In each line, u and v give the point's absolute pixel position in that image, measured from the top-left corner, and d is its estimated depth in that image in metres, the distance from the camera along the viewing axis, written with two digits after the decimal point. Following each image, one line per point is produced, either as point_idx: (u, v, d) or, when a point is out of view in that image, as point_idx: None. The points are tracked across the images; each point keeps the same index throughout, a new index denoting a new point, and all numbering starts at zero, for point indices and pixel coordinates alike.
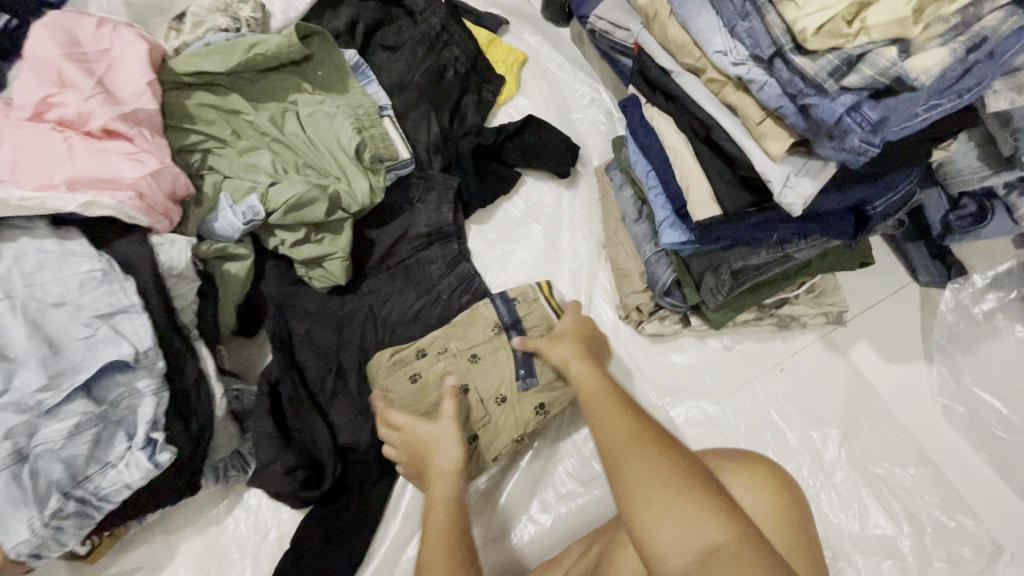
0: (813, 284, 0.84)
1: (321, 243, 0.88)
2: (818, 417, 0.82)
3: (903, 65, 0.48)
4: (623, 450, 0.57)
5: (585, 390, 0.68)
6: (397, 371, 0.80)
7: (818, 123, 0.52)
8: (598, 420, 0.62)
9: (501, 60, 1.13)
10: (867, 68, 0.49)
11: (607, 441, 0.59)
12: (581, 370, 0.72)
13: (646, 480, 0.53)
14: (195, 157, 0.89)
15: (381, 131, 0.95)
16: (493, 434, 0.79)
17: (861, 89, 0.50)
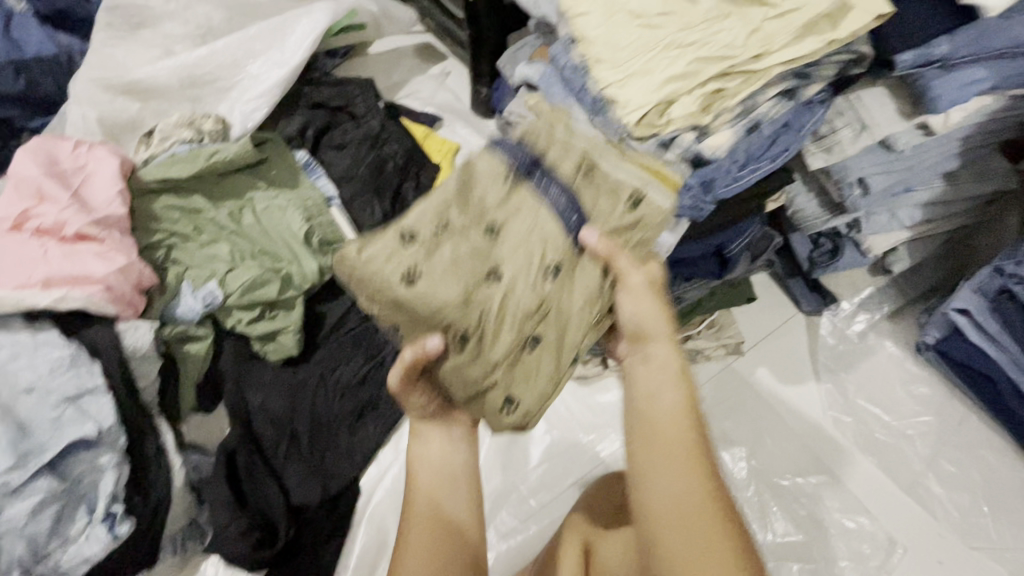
0: (712, 321, 0.97)
1: (275, 319, 0.99)
2: (726, 438, 0.92)
3: (703, 144, 0.66)
4: (692, 561, 0.49)
5: (652, 423, 0.57)
6: (384, 283, 0.55)
7: None
8: (661, 493, 0.53)
9: (437, 150, 1.30)
10: (677, 148, 0.66)
11: (667, 536, 0.51)
12: (653, 392, 0.59)
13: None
14: (159, 253, 1.00)
15: (329, 218, 1.10)
16: (555, 324, 0.59)
17: (677, 163, 0.68)
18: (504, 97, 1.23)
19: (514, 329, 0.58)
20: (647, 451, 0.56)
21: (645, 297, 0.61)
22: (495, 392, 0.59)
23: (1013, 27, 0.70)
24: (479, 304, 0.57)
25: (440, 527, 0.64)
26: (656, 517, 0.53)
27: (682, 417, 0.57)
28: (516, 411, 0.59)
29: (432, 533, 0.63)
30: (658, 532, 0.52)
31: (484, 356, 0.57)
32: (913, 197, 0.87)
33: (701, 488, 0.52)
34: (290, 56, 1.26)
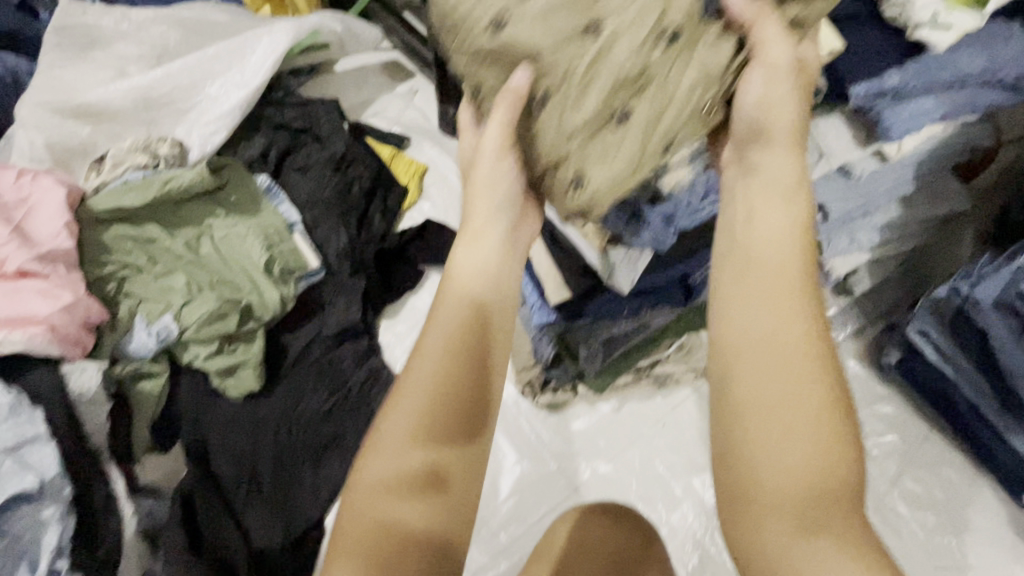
0: (682, 343, 0.96)
1: (234, 352, 0.95)
2: (696, 464, 0.92)
3: (662, 181, 0.66)
4: (782, 406, 0.41)
5: (752, 248, 0.47)
6: (473, 24, 0.51)
7: (612, 226, 0.69)
8: (754, 333, 0.44)
9: (404, 171, 1.28)
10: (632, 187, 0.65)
11: (759, 382, 0.42)
12: (761, 213, 0.48)
13: (786, 463, 0.40)
14: (111, 286, 0.96)
15: (291, 245, 1.06)
16: (654, 103, 0.48)
17: (633, 200, 0.67)
18: None
19: (598, 100, 0.48)
20: (742, 281, 0.46)
21: (782, 77, 0.49)
22: (563, 173, 0.51)
23: (960, 60, 0.73)
24: (564, 68, 0.49)
25: (432, 410, 0.48)
26: (747, 359, 0.44)
27: (795, 245, 0.46)
28: (578, 195, 0.50)
29: (425, 426, 0.47)
30: (742, 373, 0.43)
31: (557, 125, 0.50)
32: (871, 220, 0.87)
33: (803, 332, 0.43)
34: (251, 76, 1.23)
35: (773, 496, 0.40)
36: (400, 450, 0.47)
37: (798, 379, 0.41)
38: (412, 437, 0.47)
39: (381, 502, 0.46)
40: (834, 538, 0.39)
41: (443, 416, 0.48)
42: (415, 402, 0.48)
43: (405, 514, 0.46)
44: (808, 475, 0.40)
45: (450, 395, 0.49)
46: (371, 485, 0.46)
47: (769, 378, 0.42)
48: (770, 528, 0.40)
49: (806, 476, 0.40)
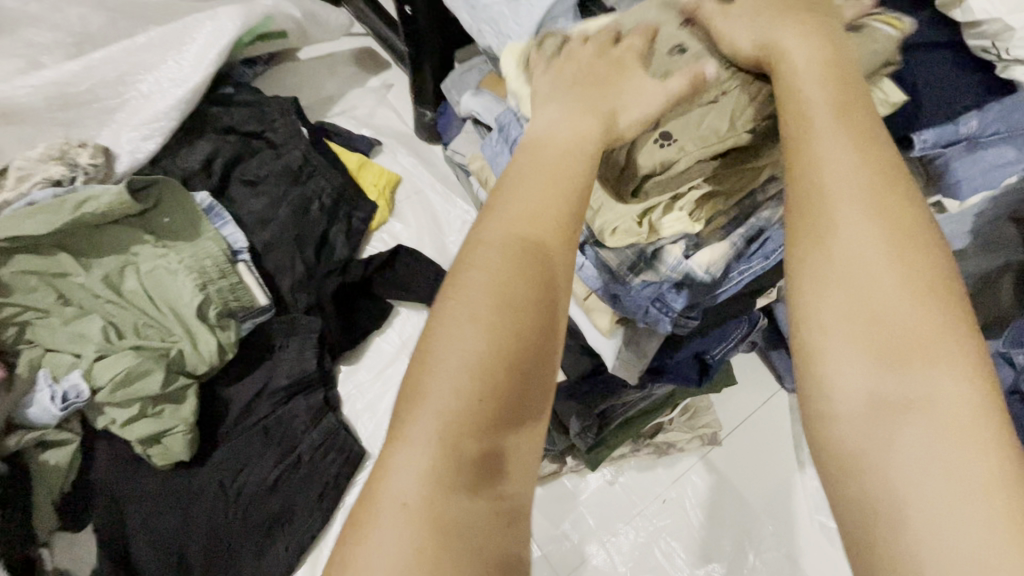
0: (686, 406, 0.85)
1: (160, 417, 0.79)
2: (701, 550, 0.80)
3: (693, 260, 0.50)
4: (877, 290, 0.31)
5: (807, 110, 0.36)
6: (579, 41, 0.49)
7: (630, 307, 0.55)
8: (843, 203, 0.33)
9: (373, 184, 1.12)
10: (658, 264, 0.51)
11: (849, 255, 0.32)
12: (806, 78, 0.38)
13: (865, 345, 0.30)
14: (9, 333, 0.81)
15: (233, 280, 0.89)
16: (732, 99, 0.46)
17: (659, 281, 0.52)
18: (451, 130, 1.05)
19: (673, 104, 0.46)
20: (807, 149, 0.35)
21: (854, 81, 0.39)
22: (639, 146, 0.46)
23: None
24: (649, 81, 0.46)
25: (483, 373, 0.33)
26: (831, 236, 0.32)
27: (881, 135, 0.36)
28: (661, 154, 0.46)
29: (471, 395, 0.33)
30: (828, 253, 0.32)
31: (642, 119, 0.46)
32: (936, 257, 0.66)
33: (901, 203, 0.32)
34: (190, 72, 1.04)
35: (848, 394, 0.30)
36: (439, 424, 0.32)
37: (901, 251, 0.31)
38: (454, 406, 0.32)
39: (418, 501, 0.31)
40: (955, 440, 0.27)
41: (499, 379, 0.33)
42: (461, 359, 0.33)
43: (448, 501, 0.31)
44: (903, 362, 0.29)
45: (507, 349, 0.34)
46: (392, 490, 0.32)
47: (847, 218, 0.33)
48: (847, 427, 0.29)
49: (899, 364, 0.29)
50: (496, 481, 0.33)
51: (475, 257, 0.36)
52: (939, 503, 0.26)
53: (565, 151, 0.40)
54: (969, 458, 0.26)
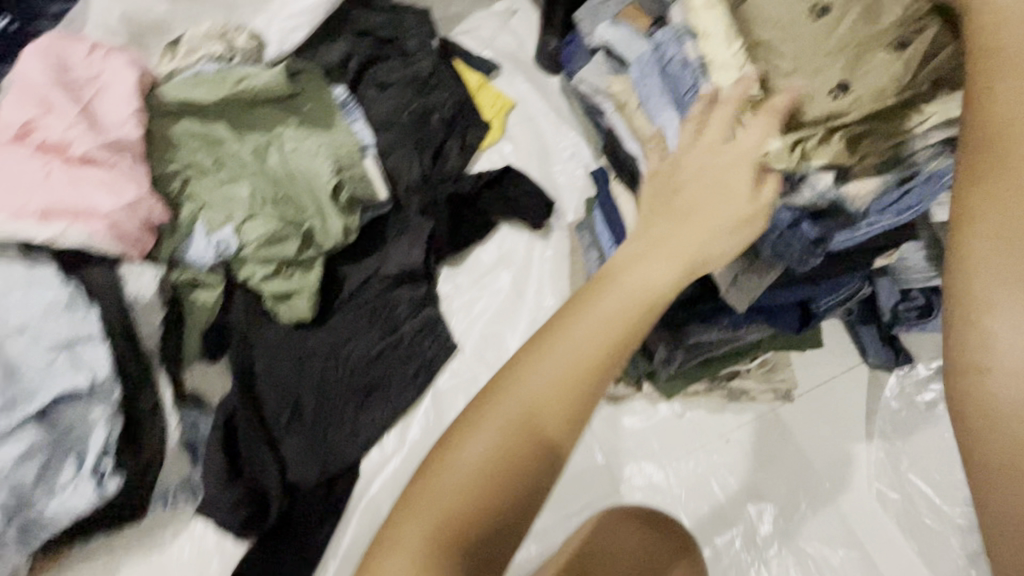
0: (765, 359, 0.87)
1: (291, 278, 0.91)
2: (757, 490, 0.84)
3: (846, 192, 0.59)
4: None
5: (991, 110, 0.45)
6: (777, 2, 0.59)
7: (762, 232, 0.60)
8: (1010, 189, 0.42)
9: (489, 104, 1.17)
10: (806, 189, 0.58)
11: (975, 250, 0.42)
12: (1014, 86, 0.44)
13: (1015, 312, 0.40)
14: (175, 185, 0.91)
15: (361, 170, 0.98)
16: (885, 67, 0.54)
17: (800, 206, 0.59)
18: (577, 60, 1.06)
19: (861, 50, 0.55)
20: (993, 168, 0.44)
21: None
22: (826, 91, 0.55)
23: None
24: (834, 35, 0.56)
25: (497, 455, 0.46)
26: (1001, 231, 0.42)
27: None
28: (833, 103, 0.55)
29: (502, 447, 0.46)
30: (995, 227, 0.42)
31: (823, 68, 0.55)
32: None
33: None
34: None
35: (1003, 359, 0.40)
36: (533, 397, 0.46)
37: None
38: (474, 465, 0.46)
39: (535, 406, 0.46)
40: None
41: (509, 460, 0.46)
42: (499, 432, 0.46)
43: (526, 456, 0.46)
44: None
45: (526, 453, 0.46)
46: (441, 487, 0.46)
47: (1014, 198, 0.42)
48: (985, 386, 0.40)
49: None
50: (482, 543, 0.45)
51: (586, 315, 0.48)
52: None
53: (626, 293, 0.49)
54: None
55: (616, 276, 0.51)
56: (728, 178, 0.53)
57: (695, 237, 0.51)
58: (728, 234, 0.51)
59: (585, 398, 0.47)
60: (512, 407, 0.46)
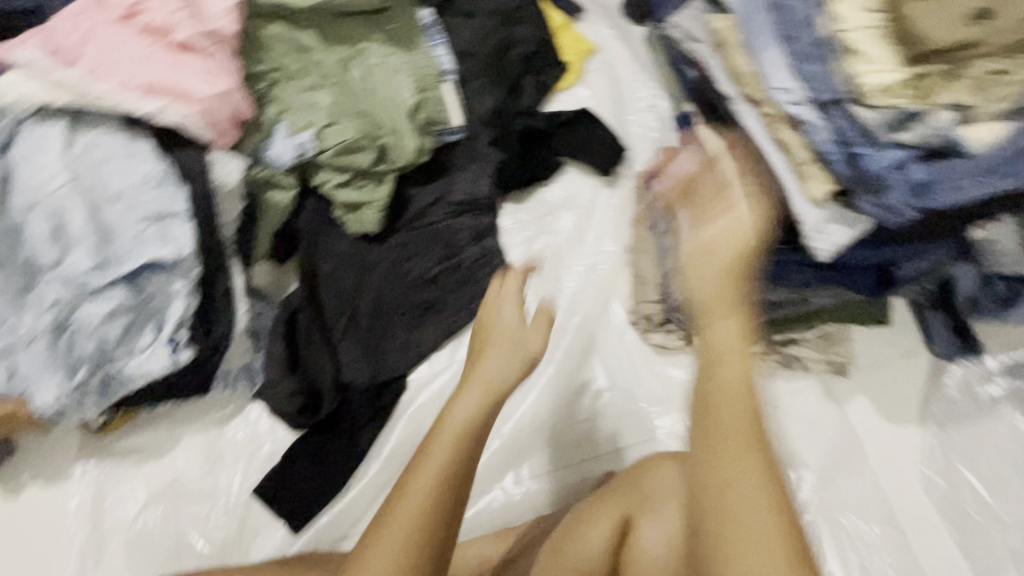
0: (823, 330, 0.87)
1: (363, 190, 0.93)
2: (798, 458, 0.83)
3: (962, 131, 0.56)
4: (716, 409, 0.53)
5: (708, 249, 0.58)
6: None
7: (863, 172, 0.59)
8: (722, 320, 0.57)
9: (569, 47, 1.13)
10: (918, 126, 0.57)
11: (745, 522, 0.47)
12: (714, 232, 0.59)
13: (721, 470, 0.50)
14: (262, 86, 0.93)
15: (440, 94, 0.99)
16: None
17: (910, 147, 0.58)
18: (668, 6, 1.02)
19: None
20: (714, 319, 0.57)
21: None
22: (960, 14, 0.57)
23: None
24: None
25: None
26: (730, 505, 0.48)
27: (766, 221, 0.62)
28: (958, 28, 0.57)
29: None
30: (718, 373, 0.55)
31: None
32: None
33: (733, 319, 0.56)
34: None
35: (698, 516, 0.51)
36: (410, 524, 0.49)
37: (761, 471, 0.49)
38: None
39: (433, 487, 0.51)
40: (772, 554, 0.46)
41: None
42: None
43: None
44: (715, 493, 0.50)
45: None
46: None
47: (730, 333, 0.56)
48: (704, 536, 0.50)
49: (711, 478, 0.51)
50: None
51: (432, 455, 0.53)
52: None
53: (462, 431, 0.55)
54: (748, 514, 0.47)
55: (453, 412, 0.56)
56: (519, 330, 0.63)
57: (492, 365, 0.60)
58: (500, 363, 0.60)
59: (451, 512, 0.51)
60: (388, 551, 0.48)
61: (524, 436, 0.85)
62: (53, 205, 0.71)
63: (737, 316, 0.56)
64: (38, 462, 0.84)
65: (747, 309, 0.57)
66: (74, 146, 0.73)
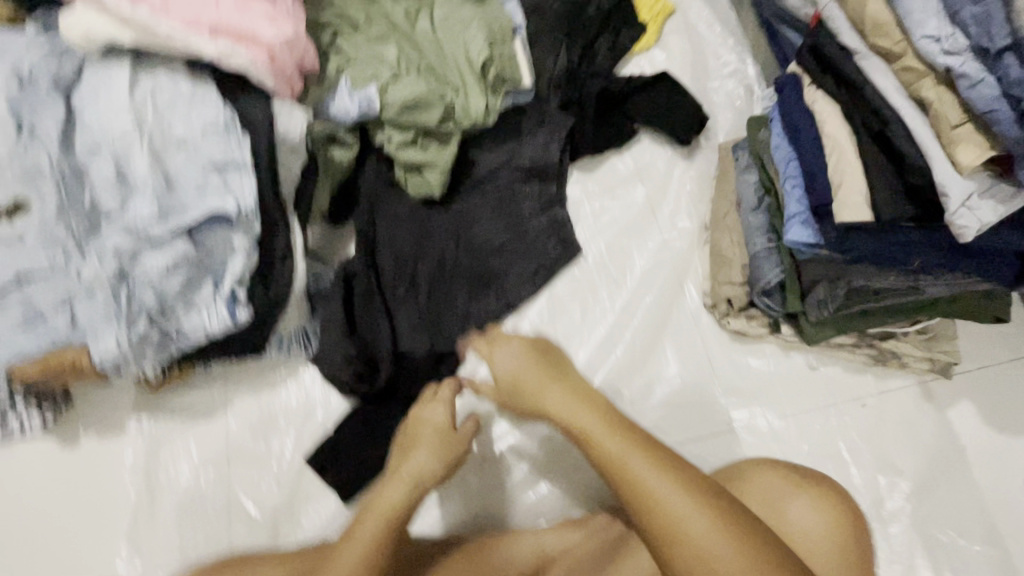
0: (927, 326, 0.77)
1: (426, 150, 0.87)
2: (892, 463, 0.76)
3: None
4: (658, 510, 0.48)
5: (561, 411, 0.56)
6: None
7: None
8: (640, 484, 0.49)
9: (648, 5, 1.03)
10: None
11: (708, 556, 0.46)
12: (556, 397, 0.57)
13: (657, 486, 0.49)
14: (326, 35, 0.87)
15: (511, 51, 0.91)
16: None
17: None
18: None
19: None
20: (637, 490, 0.49)
21: None
22: None
23: None
24: None
25: None
26: (683, 542, 0.47)
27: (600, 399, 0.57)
28: None
29: None
30: (666, 534, 0.47)
31: None
32: None
33: (623, 436, 0.52)
34: None
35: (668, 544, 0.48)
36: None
37: (662, 473, 0.49)
38: None
39: None
40: (719, 535, 0.46)
41: None
42: None
43: None
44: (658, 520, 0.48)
45: None
46: None
47: (659, 483, 0.49)
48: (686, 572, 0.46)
49: (653, 506, 0.48)
50: None
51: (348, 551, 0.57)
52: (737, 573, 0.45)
53: (385, 521, 0.58)
54: (693, 514, 0.47)
55: (369, 511, 0.60)
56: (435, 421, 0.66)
57: (420, 459, 0.63)
58: (431, 456, 0.64)
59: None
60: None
61: None
62: (116, 148, 0.68)
63: (620, 448, 0.51)
64: (94, 414, 0.83)
65: (604, 410, 0.55)
66: (138, 88, 0.70)
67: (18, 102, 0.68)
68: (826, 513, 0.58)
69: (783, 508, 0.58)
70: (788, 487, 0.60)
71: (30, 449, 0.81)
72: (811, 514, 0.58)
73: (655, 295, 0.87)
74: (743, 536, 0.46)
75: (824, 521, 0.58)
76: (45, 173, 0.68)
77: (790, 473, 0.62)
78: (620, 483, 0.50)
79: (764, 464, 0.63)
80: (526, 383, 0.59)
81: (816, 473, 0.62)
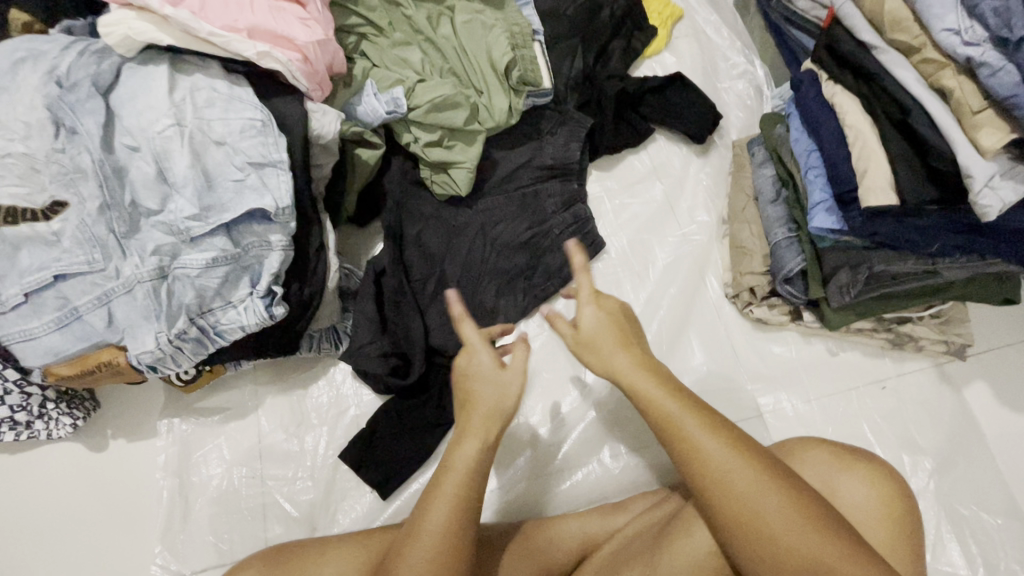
0: (942, 310, 0.80)
1: (452, 150, 0.88)
2: (914, 443, 0.79)
3: None
4: (708, 465, 0.56)
5: (625, 375, 0.63)
6: None
7: None
8: (692, 440, 0.57)
9: (657, 12, 1.06)
10: None
11: (754, 506, 0.53)
12: (622, 360, 0.64)
13: (708, 444, 0.56)
14: (350, 40, 0.90)
15: (531, 53, 0.92)
16: None
17: None
18: None
19: None
20: (687, 442, 0.57)
21: None
22: None
23: None
24: None
25: None
26: (730, 491, 0.54)
27: (661, 366, 0.64)
28: None
29: None
30: (716, 482, 0.55)
31: None
32: None
33: (682, 400, 0.60)
34: None
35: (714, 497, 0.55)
36: (432, 545, 0.57)
37: (714, 434, 0.57)
38: None
39: (445, 530, 0.58)
40: (767, 490, 0.54)
41: None
42: None
43: None
44: (709, 476, 0.56)
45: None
46: None
47: (708, 442, 0.57)
48: (728, 515, 0.54)
49: (706, 464, 0.56)
50: None
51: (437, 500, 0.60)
52: (782, 522, 0.52)
53: (469, 470, 0.61)
54: (741, 471, 0.55)
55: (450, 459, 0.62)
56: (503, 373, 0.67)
57: (489, 399, 0.65)
58: (497, 398, 0.65)
59: (463, 542, 0.59)
60: (423, 553, 0.57)
61: (614, 406, 0.84)
62: (156, 147, 0.69)
63: (677, 408, 0.59)
64: (125, 417, 0.83)
65: (663, 377, 0.63)
66: (176, 88, 0.71)
67: (56, 102, 0.68)
68: (879, 489, 0.60)
69: (835, 485, 0.61)
70: (838, 466, 0.62)
71: (61, 453, 0.80)
72: (862, 490, 0.60)
73: (677, 287, 0.89)
74: (787, 491, 0.54)
75: (876, 496, 0.60)
76: (86, 173, 0.68)
77: (842, 451, 0.64)
78: (676, 440, 0.58)
79: (810, 442, 0.66)
80: (592, 337, 0.65)
81: (861, 449, 0.65)
